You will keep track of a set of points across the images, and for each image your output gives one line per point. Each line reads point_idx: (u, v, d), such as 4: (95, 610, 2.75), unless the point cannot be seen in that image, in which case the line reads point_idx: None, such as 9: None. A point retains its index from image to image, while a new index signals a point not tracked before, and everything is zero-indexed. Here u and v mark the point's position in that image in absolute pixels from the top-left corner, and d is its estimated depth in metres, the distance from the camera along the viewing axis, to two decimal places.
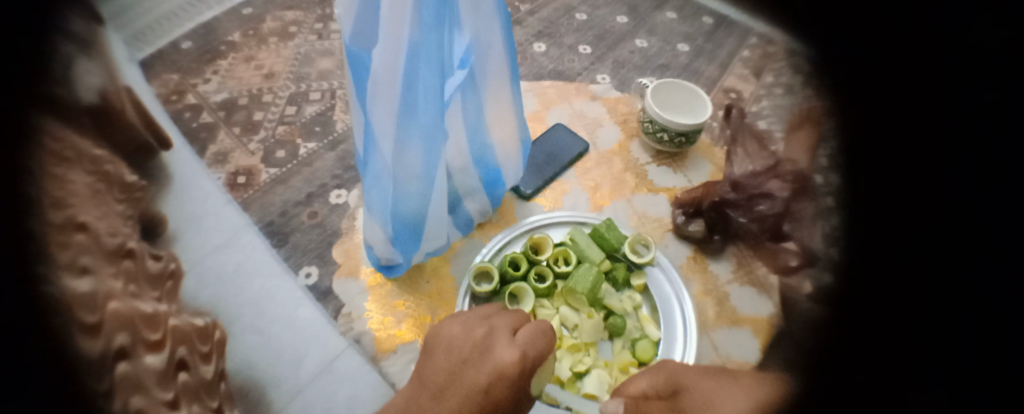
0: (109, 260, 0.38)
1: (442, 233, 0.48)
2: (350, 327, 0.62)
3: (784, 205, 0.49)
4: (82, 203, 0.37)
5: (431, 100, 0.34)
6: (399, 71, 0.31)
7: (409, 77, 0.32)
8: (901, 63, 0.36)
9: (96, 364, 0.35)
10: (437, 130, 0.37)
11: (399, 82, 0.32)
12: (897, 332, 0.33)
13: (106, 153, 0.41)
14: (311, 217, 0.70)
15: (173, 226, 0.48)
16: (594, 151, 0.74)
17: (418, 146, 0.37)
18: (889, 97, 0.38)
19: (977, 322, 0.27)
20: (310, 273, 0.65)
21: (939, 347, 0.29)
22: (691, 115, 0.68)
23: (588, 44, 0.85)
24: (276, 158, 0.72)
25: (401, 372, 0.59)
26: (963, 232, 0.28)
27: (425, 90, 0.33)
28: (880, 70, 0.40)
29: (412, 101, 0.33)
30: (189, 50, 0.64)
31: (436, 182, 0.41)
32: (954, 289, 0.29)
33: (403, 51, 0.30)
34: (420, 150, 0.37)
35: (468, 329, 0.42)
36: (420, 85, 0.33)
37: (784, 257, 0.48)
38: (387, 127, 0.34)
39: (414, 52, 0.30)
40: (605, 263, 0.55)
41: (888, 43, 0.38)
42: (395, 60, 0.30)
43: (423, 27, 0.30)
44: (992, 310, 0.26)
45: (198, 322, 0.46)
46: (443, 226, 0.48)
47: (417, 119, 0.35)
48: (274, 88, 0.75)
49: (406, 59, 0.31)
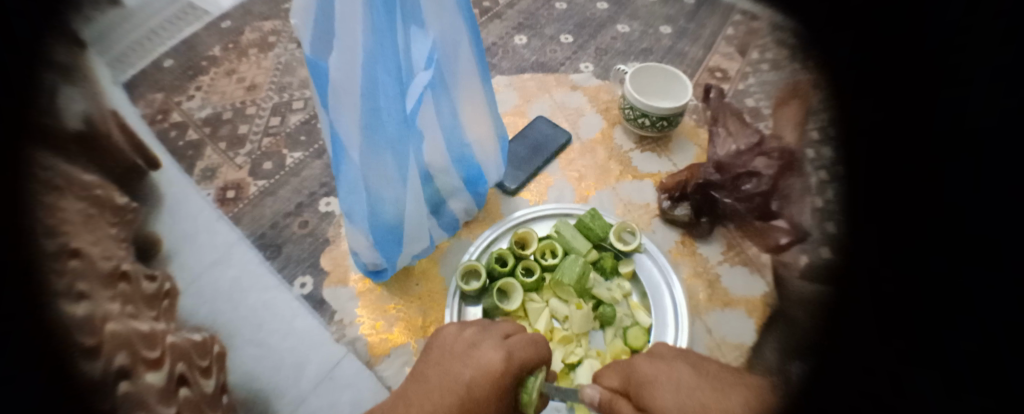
0: (105, 284, 0.40)
1: (422, 234, 0.48)
2: (343, 333, 0.58)
3: (773, 183, 0.57)
4: (75, 229, 0.40)
5: (393, 103, 0.34)
6: (358, 78, 0.31)
7: (368, 81, 0.31)
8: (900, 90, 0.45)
9: (99, 382, 0.36)
10: (400, 134, 0.37)
11: (358, 87, 0.31)
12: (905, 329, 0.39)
13: (96, 179, 0.44)
14: (301, 226, 0.66)
15: (168, 248, 0.51)
16: (577, 142, 0.72)
17: (387, 151, 0.37)
18: (895, 102, 0.46)
19: (972, 338, 0.32)
20: (305, 283, 0.62)
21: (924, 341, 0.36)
22: (672, 97, 0.67)
23: (569, 33, 0.84)
24: (264, 170, 0.69)
25: (395, 376, 0.55)
26: (957, 240, 0.36)
27: (386, 94, 0.33)
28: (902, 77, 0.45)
29: (374, 106, 0.33)
30: (170, 68, 0.67)
31: (410, 183, 0.41)
32: (959, 306, 0.35)
33: (359, 55, 0.29)
34: (389, 155, 0.37)
35: (455, 335, 0.44)
36: (379, 90, 0.33)
37: (775, 236, 0.57)
38: (353, 135, 0.34)
39: (369, 53, 0.30)
40: (592, 253, 0.55)
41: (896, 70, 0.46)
42: (352, 65, 0.30)
43: (375, 31, 0.29)
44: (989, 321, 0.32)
45: (196, 337, 0.48)
46: (423, 227, 0.48)
47: (382, 124, 0.35)
48: (257, 100, 0.75)
49: (363, 64, 0.30)
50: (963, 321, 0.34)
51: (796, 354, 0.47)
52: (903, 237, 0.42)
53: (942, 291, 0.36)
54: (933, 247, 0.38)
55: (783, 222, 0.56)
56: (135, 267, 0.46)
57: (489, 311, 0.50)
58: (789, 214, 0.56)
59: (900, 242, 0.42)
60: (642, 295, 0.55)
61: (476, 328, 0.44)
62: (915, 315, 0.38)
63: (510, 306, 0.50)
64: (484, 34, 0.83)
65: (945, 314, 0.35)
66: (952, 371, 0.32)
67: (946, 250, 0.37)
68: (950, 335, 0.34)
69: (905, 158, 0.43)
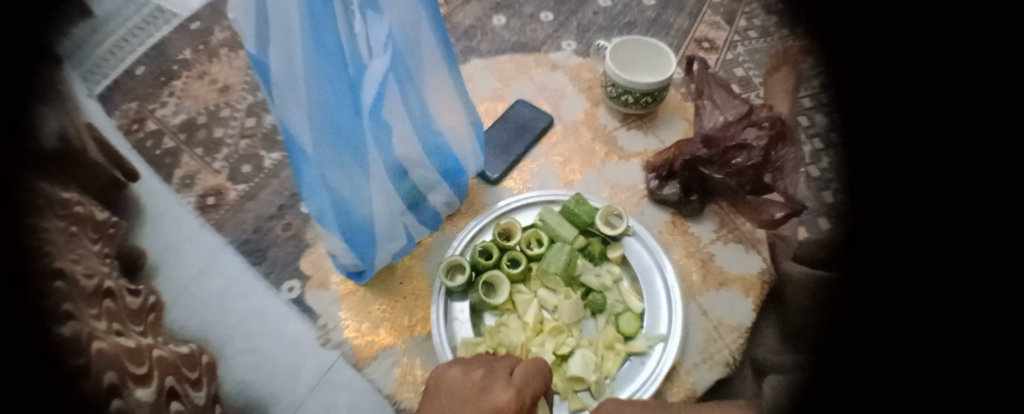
0: (89, 302, 0.41)
1: (396, 230, 0.47)
2: (329, 338, 0.54)
3: (764, 154, 0.54)
4: (59, 246, 0.42)
5: (344, 98, 0.32)
6: (300, 72, 0.29)
7: (314, 74, 0.29)
8: (894, 89, 0.49)
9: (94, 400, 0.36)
10: (358, 130, 0.35)
11: (303, 81, 0.29)
12: (891, 323, 0.43)
13: (74, 196, 0.46)
14: (285, 229, 0.61)
15: (153, 260, 0.54)
16: (560, 125, 0.70)
17: (343, 151, 0.35)
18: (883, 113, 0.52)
19: (947, 327, 0.36)
20: (293, 287, 0.57)
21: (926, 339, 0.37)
22: (655, 70, 0.64)
23: (550, 11, 0.81)
24: (243, 173, 0.64)
25: (385, 378, 0.52)
26: (944, 230, 0.39)
27: (334, 88, 0.31)
28: (898, 67, 0.47)
29: (324, 102, 0.31)
30: (142, 76, 0.68)
31: (373, 182, 0.40)
32: (942, 301, 0.37)
33: (299, 45, 0.27)
34: (345, 156, 0.35)
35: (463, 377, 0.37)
36: (326, 84, 0.31)
37: (769, 211, 0.56)
38: (305, 135, 0.32)
39: (310, 44, 0.28)
40: (579, 240, 0.53)
41: (891, 69, 0.50)
42: (292, 58, 0.28)
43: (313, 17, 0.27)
44: (968, 318, 0.34)
45: (183, 350, 0.48)
46: (396, 222, 0.47)
47: (337, 123, 0.33)
48: (231, 102, 0.69)
49: (305, 55, 0.28)
50: (945, 315, 0.37)
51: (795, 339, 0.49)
52: (897, 225, 0.46)
53: (931, 280, 0.39)
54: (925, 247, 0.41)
55: (777, 194, 0.55)
56: (120, 283, 0.48)
57: (476, 306, 0.49)
58: (782, 187, 0.55)
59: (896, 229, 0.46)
60: (633, 280, 0.53)
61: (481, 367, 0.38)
62: (899, 318, 0.42)
63: (497, 300, 0.49)
64: (462, 16, 0.80)
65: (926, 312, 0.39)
66: (934, 367, 0.35)
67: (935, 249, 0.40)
68: (933, 325, 0.38)
69: (893, 145, 0.49)
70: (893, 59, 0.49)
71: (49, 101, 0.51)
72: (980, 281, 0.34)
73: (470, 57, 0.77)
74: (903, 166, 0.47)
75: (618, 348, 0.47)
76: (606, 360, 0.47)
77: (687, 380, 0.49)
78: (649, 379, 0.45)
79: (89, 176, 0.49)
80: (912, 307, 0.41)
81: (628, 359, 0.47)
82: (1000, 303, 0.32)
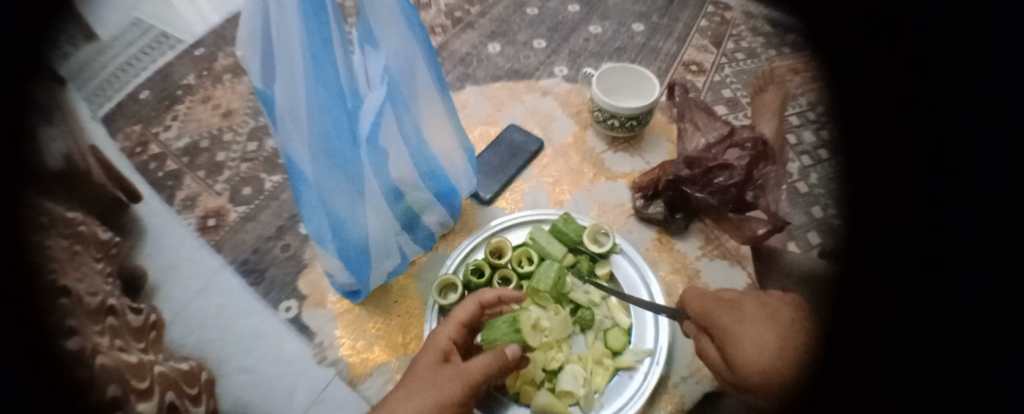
0: (93, 319, 0.42)
1: (390, 249, 0.49)
2: (324, 356, 0.55)
3: (746, 173, 0.55)
4: (65, 265, 0.43)
5: (343, 127, 0.35)
6: (302, 104, 0.31)
7: (314, 107, 0.31)
8: (896, 115, 0.56)
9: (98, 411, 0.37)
10: (354, 155, 0.37)
11: (305, 113, 0.31)
12: (884, 315, 0.46)
13: (78, 216, 0.48)
14: (284, 250, 0.62)
15: (154, 278, 0.54)
16: (550, 147, 0.72)
17: (343, 176, 0.37)
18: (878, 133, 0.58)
19: (948, 326, 0.42)
20: (291, 306, 0.58)
21: (914, 339, 0.43)
22: (641, 95, 0.67)
23: (542, 38, 0.85)
24: (244, 195, 0.66)
25: (379, 395, 0.52)
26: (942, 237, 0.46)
27: (334, 118, 0.33)
28: (912, 95, 0.55)
29: (325, 131, 0.33)
30: (146, 99, 0.70)
31: (369, 204, 0.41)
32: (934, 303, 0.44)
33: (300, 78, 0.30)
34: (344, 181, 0.37)
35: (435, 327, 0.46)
36: (327, 114, 0.33)
37: (752, 227, 0.57)
38: (305, 161, 0.34)
39: (310, 75, 0.30)
40: (568, 257, 0.54)
41: (893, 98, 0.58)
42: (295, 92, 0.30)
43: (314, 55, 0.30)
44: (966, 317, 0.41)
45: (183, 366, 0.48)
46: (391, 242, 0.48)
47: (336, 150, 0.35)
48: (233, 126, 0.72)
49: (306, 85, 0.30)
50: (941, 316, 0.43)
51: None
52: (883, 233, 0.51)
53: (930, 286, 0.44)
54: (919, 252, 0.47)
55: (760, 212, 0.57)
56: (121, 301, 0.48)
57: None
58: (765, 204, 0.55)
59: (885, 235, 0.51)
60: (621, 297, 0.55)
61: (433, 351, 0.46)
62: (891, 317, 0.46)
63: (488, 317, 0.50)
64: (459, 44, 0.84)
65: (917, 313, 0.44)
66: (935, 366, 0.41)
67: (934, 257, 0.45)
68: (931, 323, 0.43)
69: (888, 162, 0.55)
70: (901, 92, 0.57)
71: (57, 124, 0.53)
72: (978, 284, 0.41)
73: (465, 83, 0.80)
74: (902, 179, 0.52)
75: (607, 363, 0.48)
76: (595, 375, 0.47)
77: (676, 393, 0.50)
78: (641, 389, 0.47)
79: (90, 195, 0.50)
80: (905, 304, 0.46)
81: (618, 373, 0.48)
82: (999, 297, 0.40)
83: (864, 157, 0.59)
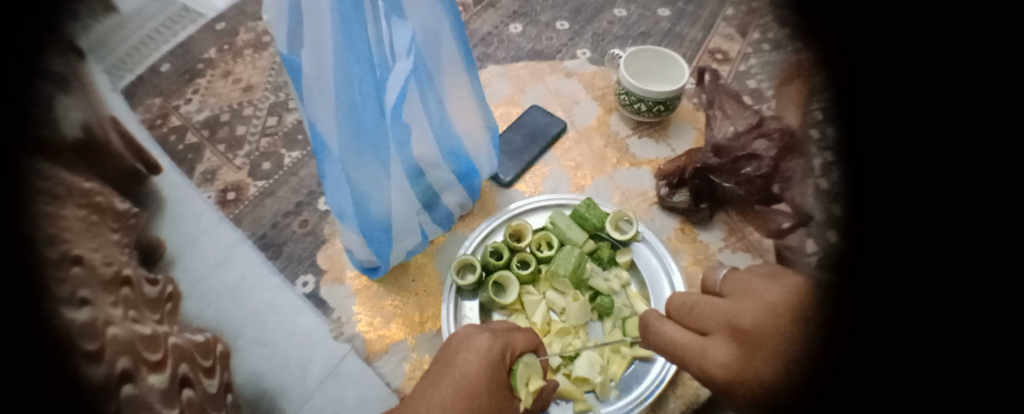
0: (107, 289, 0.37)
1: (412, 227, 0.49)
2: (341, 331, 0.59)
3: (773, 165, 0.51)
4: (76, 236, 0.37)
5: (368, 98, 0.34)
6: (328, 72, 0.30)
7: (342, 76, 0.31)
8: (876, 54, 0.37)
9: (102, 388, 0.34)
10: (380, 128, 0.36)
11: (332, 81, 0.31)
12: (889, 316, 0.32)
13: (95, 185, 0.40)
14: (302, 226, 0.68)
15: (172, 252, 0.48)
16: (572, 131, 0.71)
17: (364, 149, 0.36)
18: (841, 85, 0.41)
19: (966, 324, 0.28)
20: (307, 282, 0.63)
21: (931, 344, 0.30)
22: (669, 80, 0.65)
23: (565, 20, 0.83)
24: (263, 170, 0.70)
25: (394, 371, 0.56)
26: (956, 230, 0.30)
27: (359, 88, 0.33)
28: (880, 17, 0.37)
29: (349, 101, 0.33)
30: (168, 72, 0.60)
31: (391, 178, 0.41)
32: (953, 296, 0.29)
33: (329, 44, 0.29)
34: (365, 154, 0.37)
35: (467, 333, 0.43)
36: (352, 83, 0.32)
37: (777, 221, 0.51)
38: (330, 132, 0.33)
39: (340, 43, 0.29)
40: (588, 244, 0.53)
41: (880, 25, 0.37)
42: (322, 58, 0.29)
43: (343, 21, 0.29)
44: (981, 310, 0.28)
45: (199, 338, 0.45)
46: (412, 220, 0.48)
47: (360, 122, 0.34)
48: (254, 101, 0.72)
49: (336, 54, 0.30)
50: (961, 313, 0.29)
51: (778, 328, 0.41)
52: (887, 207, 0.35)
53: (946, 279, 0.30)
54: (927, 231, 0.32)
55: (784, 206, 0.50)
56: (138, 271, 0.42)
57: (486, 305, 0.50)
58: (791, 198, 0.48)
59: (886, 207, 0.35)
60: (641, 285, 0.54)
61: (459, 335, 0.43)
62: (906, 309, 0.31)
63: (506, 300, 0.50)
64: (480, 23, 0.82)
65: (940, 300, 0.30)
66: (948, 370, 0.28)
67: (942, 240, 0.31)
68: (944, 325, 0.29)
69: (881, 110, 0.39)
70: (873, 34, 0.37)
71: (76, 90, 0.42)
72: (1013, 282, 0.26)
73: (485, 63, 0.78)
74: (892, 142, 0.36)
75: (624, 353, 0.47)
76: (611, 363, 0.47)
77: (693, 385, 0.48)
78: (654, 379, 0.47)
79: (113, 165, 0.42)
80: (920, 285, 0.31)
81: (633, 363, 0.48)
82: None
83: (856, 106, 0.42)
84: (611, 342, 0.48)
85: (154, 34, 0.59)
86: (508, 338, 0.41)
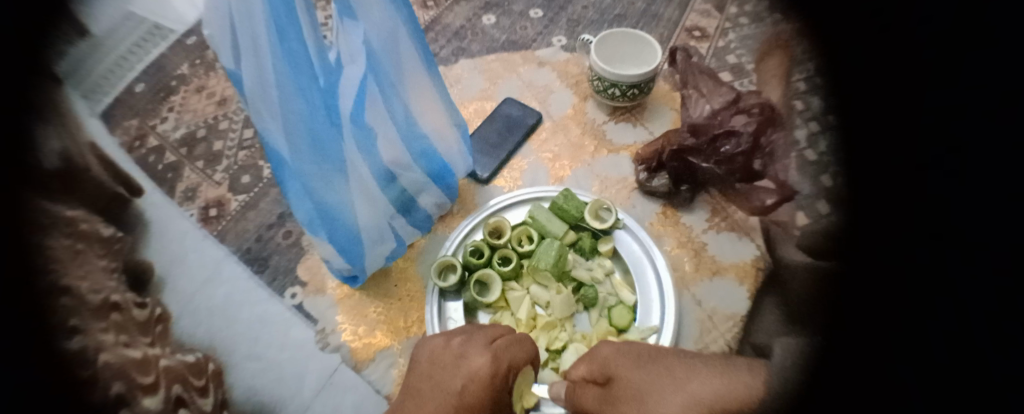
0: (96, 316, 0.42)
1: (385, 233, 0.49)
2: (327, 342, 0.55)
3: (755, 139, 0.56)
4: (65, 267, 0.41)
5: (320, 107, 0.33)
6: (270, 86, 0.29)
7: (286, 87, 0.30)
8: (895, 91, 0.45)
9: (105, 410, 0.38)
10: (338, 139, 0.36)
11: (277, 94, 0.30)
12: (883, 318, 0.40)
13: (77, 213, 0.45)
14: (286, 236, 0.62)
15: (160, 272, 0.51)
16: (549, 122, 0.70)
17: (323, 163, 0.36)
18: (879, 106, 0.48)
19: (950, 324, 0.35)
20: (295, 293, 0.58)
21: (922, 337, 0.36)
22: (641, 62, 0.64)
23: (539, 8, 0.81)
24: (242, 183, 0.64)
25: (384, 379, 0.53)
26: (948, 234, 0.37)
27: (311, 99, 0.32)
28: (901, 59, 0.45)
29: (300, 113, 0.32)
30: (142, 93, 0.61)
31: (356, 188, 0.41)
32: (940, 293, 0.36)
33: (267, 55, 0.28)
34: (325, 167, 0.36)
35: (442, 345, 0.42)
36: (302, 96, 0.31)
37: (760, 198, 0.57)
38: (283, 145, 0.33)
39: (281, 58, 0.29)
40: (570, 235, 0.53)
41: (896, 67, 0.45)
42: (262, 69, 0.28)
43: (281, 30, 0.27)
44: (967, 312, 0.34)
45: (190, 359, 0.48)
46: (384, 226, 0.48)
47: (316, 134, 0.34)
48: (229, 114, 0.66)
49: (274, 66, 0.28)
50: (943, 313, 0.36)
51: (797, 325, 0.47)
52: (896, 216, 0.43)
53: (931, 280, 0.37)
54: (920, 236, 0.39)
55: (767, 183, 0.56)
56: (126, 296, 0.46)
57: (469, 305, 0.50)
58: (773, 173, 0.56)
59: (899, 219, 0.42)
60: (625, 273, 0.54)
61: (461, 336, 0.42)
62: (898, 312, 0.39)
63: (488, 299, 0.49)
64: (452, 17, 0.80)
65: (927, 299, 0.37)
66: (935, 363, 0.34)
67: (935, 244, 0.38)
68: (932, 324, 0.36)
69: (889, 128, 0.46)
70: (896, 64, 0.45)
71: (50, 120, 0.46)
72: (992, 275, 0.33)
73: (459, 58, 0.77)
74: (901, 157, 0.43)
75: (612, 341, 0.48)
76: None
77: None
78: None
79: (93, 189, 0.47)
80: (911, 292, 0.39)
81: None
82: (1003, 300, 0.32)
83: (868, 115, 0.49)
84: (600, 325, 0.48)
85: (129, 54, 0.60)
86: (495, 348, 0.39)
